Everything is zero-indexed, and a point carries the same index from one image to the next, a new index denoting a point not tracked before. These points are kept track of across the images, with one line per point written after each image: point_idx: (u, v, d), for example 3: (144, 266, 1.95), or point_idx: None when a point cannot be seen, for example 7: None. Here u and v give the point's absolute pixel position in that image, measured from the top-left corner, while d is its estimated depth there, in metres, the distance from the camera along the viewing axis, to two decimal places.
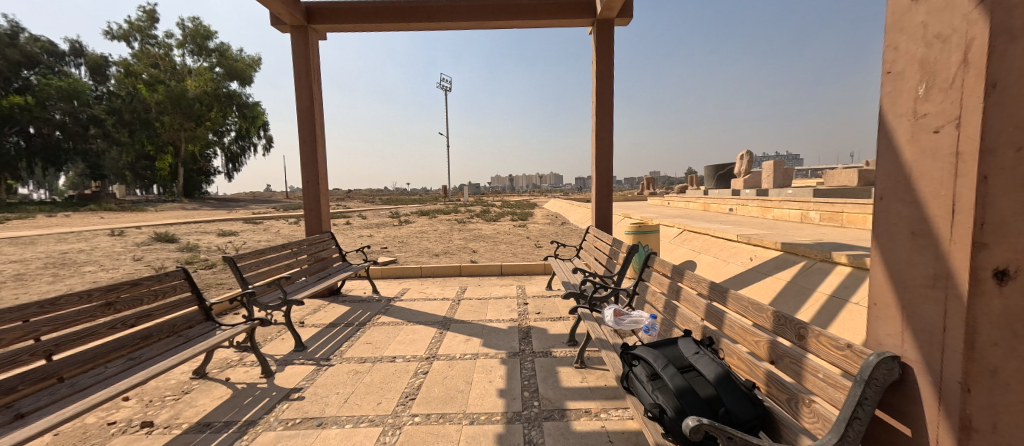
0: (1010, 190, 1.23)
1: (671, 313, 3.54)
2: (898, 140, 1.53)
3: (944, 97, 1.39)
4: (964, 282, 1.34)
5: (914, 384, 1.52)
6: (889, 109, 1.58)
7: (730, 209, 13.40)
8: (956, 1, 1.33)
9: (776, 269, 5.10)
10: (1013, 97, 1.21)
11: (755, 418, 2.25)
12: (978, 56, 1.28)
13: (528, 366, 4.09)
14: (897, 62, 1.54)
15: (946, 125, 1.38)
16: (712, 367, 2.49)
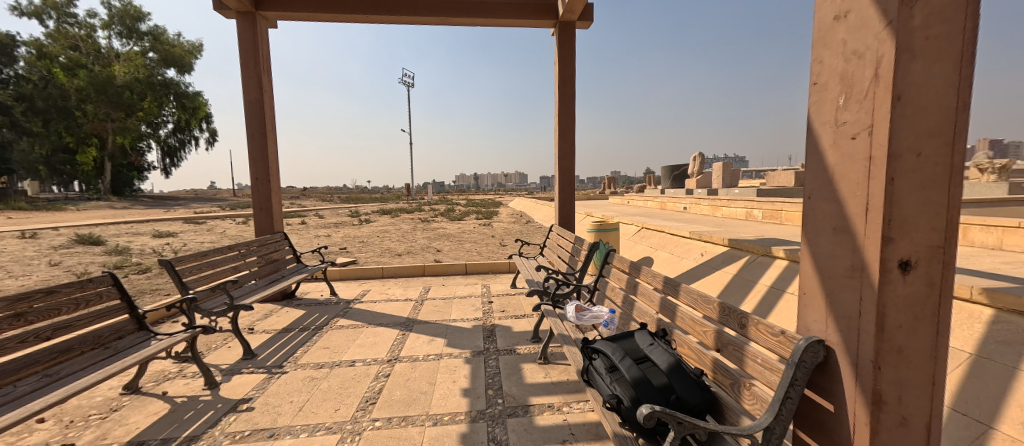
0: (913, 190, 1.45)
1: (629, 307, 3.69)
2: (823, 145, 1.70)
3: (860, 107, 1.55)
4: (876, 273, 1.51)
5: (835, 364, 1.69)
6: (815, 117, 1.74)
7: (683, 207, 14.11)
8: (870, 22, 1.49)
9: (725, 263, 5.44)
10: (913, 111, 1.43)
11: (704, 403, 2.40)
12: (887, 72, 1.44)
13: (492, 364, 4.12)
14: (822, 74, 1.70)
15: (862, 132, 1.54)
16: (665, 357, 2.62)
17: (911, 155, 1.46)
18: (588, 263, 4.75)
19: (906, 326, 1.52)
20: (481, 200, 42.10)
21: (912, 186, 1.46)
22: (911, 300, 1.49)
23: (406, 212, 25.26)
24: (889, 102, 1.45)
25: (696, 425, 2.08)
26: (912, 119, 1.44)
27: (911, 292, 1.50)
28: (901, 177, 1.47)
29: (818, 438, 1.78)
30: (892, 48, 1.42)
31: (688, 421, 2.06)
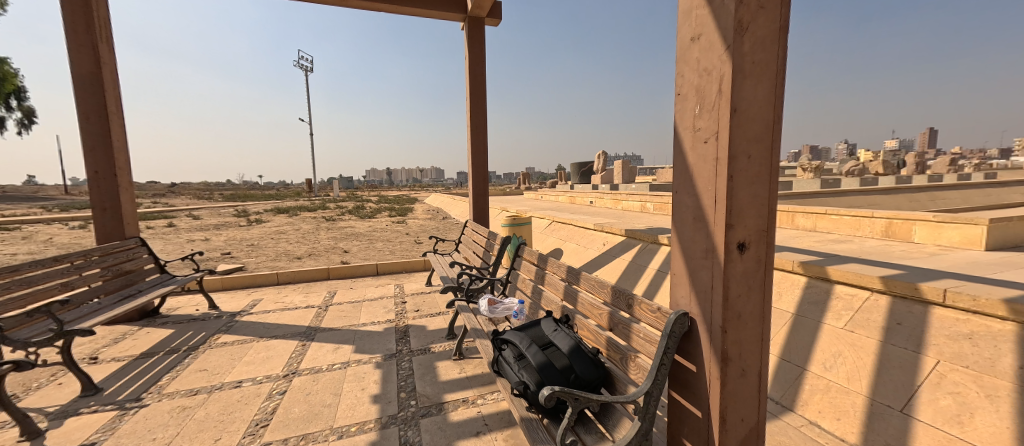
0: (745, 187, 1.82)
1: (538, 297, 3.88)
2: (685, 147, 2.00)
3: (709, 116, 1.85)
4: (722, 254, 1.83)
5: (696, 332, 2.01)
6: (680, 122, 2.04)
7: (588, 202, 15.20)
8: (714, 46, 1.79)
9: (622, 251, 6.02)
10: (745, 122, 1.78)
11: (599, 378, 2.65)
12: (727, 88, 1.75)
13: (405, 366, 4.00)
14: (683, 86, 1.99)
15: (711, 137, 1.85)
16: (567, 341, 2.83)
17: (744, 157, 1.81)
18: (501, 257, 4.86)
19: (743, 295, 1.89)
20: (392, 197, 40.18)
21: (745, 183, 1.82)
22: (745, 274, 1.88)
23: (306, 210, 23.00)
24: (729, 113, 1.76)
25: (590, 399, 2.29)
26: (744, 128, 1.79)
27: (745, 267, 1.88)
28: (738, 175, 1.81)
29: (686, 395, 2.11)
30: (730, 69, 1.72)
31: (583, 396, 2.26)
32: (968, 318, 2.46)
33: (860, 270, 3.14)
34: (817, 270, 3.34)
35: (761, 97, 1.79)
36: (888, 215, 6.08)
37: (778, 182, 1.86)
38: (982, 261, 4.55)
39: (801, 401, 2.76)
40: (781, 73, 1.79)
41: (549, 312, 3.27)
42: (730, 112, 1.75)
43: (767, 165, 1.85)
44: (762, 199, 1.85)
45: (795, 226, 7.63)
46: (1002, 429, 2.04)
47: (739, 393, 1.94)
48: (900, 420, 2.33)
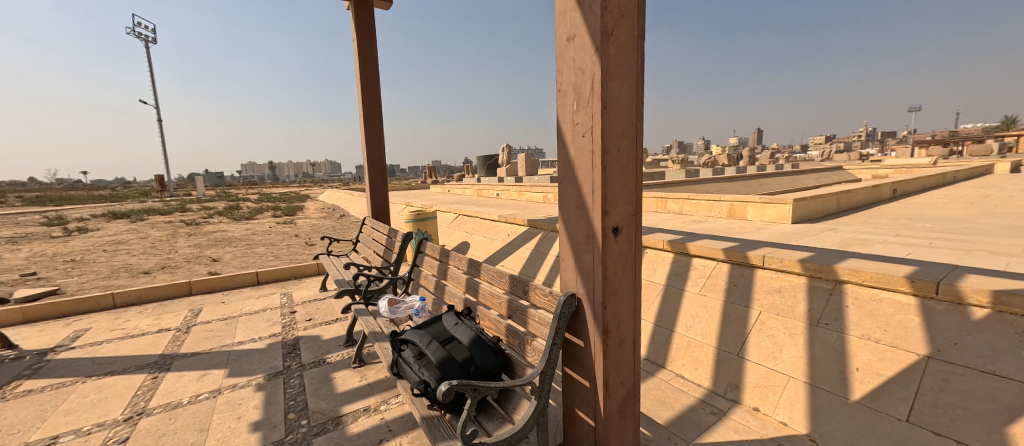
0: (616, 177, 2.02)
1: (442, 292, 3.76)
2: (567, 141, 2.14)
3: (585, 112, 2.00)
4: (600, 238, 2.01)
5: (583, 311, 2.18)
6: (562, 118, 2.16)
7: (492, 194, 15.41)
8: (586, 49, 1.93)
9: (525, 241, 6.21)
10: (613, 119, 1.96)
11: (498, 366, 2.70)
12: (597, 88, 1.91)
13: (295, 383, 3.58)
14: (563, 84, 2.12)
15: (587, 132, 2.00)
16: (467, 333, 2.83)
17: (614, 151, 2.00)
18: (401, 254, 4.61)
19: (618, 273, 2.11)
20: (273, 195, 35.46)
21: (616, 174, 2.02)
22: (619, 254, 2.10)
23: (158, 213, 19.06)
24: (600, 110, 1.92)
25: (489, 387, 2.32)
26: (612, 124, 1.98)
27: (619, 249, 2.10)
28: (610, 166, 1.99)
29: (576, 369, 2.29)
30: (600, 70, 1.88)
31: (481, 385, 2.28)
32: (779, 276, 3.11)
33: (710, 243, 3.68)
34: (680, 246, 3.80)
35: (625, 98, 2.00)
36: (732, 199, 7.44)
37: (642, 173, 2.11)
38: (797, 232, 5.77)
39: (670, 358, 3.22)
40: (639, 77, 2.02)
41: (451, 306, 3.22)
42: (601, 110, 1.92)
43: (631, 157, 2.08)
44: (630, 188, 2.08)
45: (668, 210, 8.74)
46: (800, 358, 2.67)
47: (618, 361, 2.17)
48: (737, 362, 2.89)
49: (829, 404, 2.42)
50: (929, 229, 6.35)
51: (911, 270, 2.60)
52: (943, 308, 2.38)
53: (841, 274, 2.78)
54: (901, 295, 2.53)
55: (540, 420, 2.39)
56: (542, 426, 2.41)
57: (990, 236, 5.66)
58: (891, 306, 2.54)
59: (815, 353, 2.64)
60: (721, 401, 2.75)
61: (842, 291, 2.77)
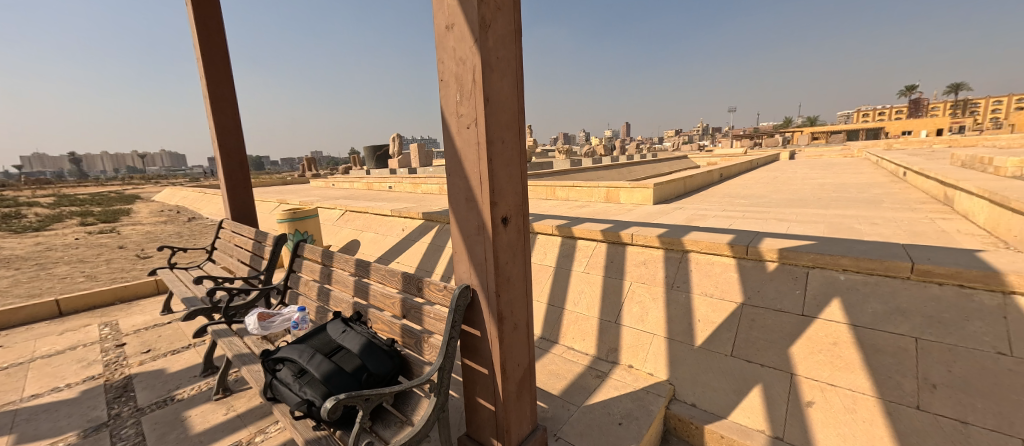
0: (503, 168, 1.90)
1: (327, 300, 3.28)
2: (450, 130, 1.94)
3: (469, 103, 1.82)
4: (490, 231, 1.88)
5: (478, 304, 2.03)
6: (444, 105, 1.95)
7: (385, 187, 14.44)
8: (463, 33, 1.74)
9: (421, 234, 5.88)
10: (497, 109, 1.82)
11: (395, 368, 2.42)
12: (479, 79, 1.74)
13: (130, 432, 2.77)
14: (442, 68, 1.89)
15: (472, 124, 1.82)
16: (357, 341, 2.48)
17: (500, 142, 1.87)
18: (274, 260, 3.93)
19: (510, 262, 2.01)
20: (18, 202, 25.60)
21: (503, 165, 1.90)
22: (510, 245, 2.00)
23: None
24: (483, 103, 1.75)
25: (382, 393, 2.05)
26: (497, 116, 1.83)
27: (510, 239, 1.99)
28: (497, 158, 1.85)
29: (473, 359, 2.14)
30: (481, 61, 1.71)
31: (374, 393, 2.00)
32: (643, 251, 3.36)
33: (592, 226, 3.83)
34: (567, 231, 3.88)
35: (508, 89, 1.87)
36: (608, 185, 8.24)
37: (528, 163, 2.02)
38: (663, 212, 6.45)
39: (561, 333, 3.28)
40: (519, 68, 1.92)
41: (337, 313, 2.83)
42: (485, 102, 1.75)
43: (517, 149, 1.97)
44: (517, 179, 1.98)
45: (557, 197, 9.21)
46: (661, 317, 2.94)
47: (513, 347, 2.07)
48: (614, 328, 3.07)
49: (681, 352, 2.70)
50: (755, 203, 7.71)
51: (735, 238, 3.03)
52: (753, 266, 2.83)
53: (687, 246, 3.12)
54: (728, 259, 2.94)
55: (441, 416, 2.19)
56: (444, 423, 2.21)
57: (794, 206, 7.08)
58: (721, 268, 2.94)
59: (669, 311, 2.93)
60: (603, 364, 2.88)
61: (687, 260, 3.11)
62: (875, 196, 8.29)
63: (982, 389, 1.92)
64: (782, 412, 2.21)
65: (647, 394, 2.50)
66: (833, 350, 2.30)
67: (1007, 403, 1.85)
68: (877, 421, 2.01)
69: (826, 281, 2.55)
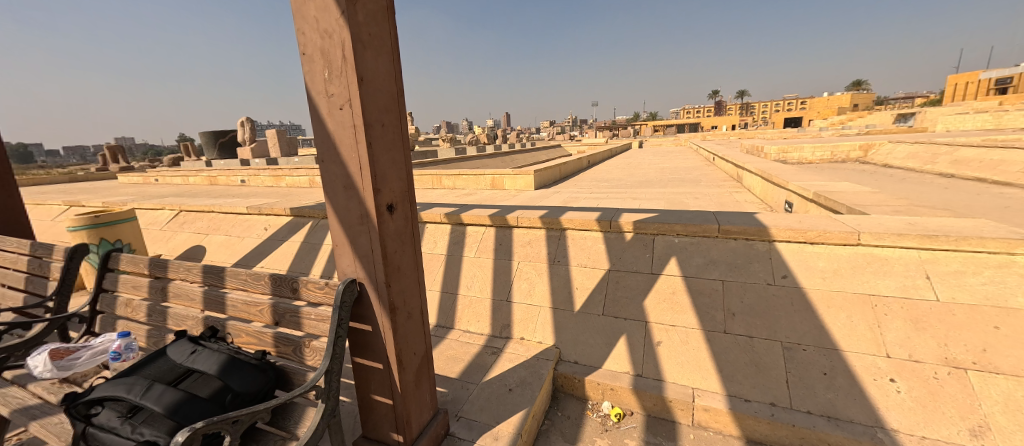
0: (384, 152, 1.85)
1: (161, 318, 2.56)
2: (322, 113, 1.80)
3: (340, 83, 1.72)
4: (375, 217, 1.83)
5: (366, 294, 1.96)
6: (310, 85, 1.79)
7: (237, 180, 12.32)
8: (329, 6, 1.61)
9: (290, 233, 5.13)
10: (372, 91, 1.76)
11: (268, 384, 2.10)
12: (350, 56, 1.65)
13: None
14: (306, 43, 1.73)
15: (345, 105, 1.73)
16: (214, 360, 2.09)
17: (378, 125, 1.81)
18: (67, 280, 2.94)
19: (398, 249, 1.99)
20: None
21: (383, 149, 1.85)
22: (397, 231, 1.97)
23: None
24: (357, 82, 1.68)
25: (257, 411, 1.75)
26: (373, 97, 1.78)
27: (396, 226, 1.97)
28: (376, 142, 1.80)
29: (365, 354, 2.06)
30: (350, 37, 1.63)
31: (247, 410, 1.70)
32: (527, 232, 3.68)
33: (479, 211, 4.00)
34: (456, 218, 3.98)
35: (383, 69, 1.82)
36: (493, 173, 8.56)
37: (410, 147, 2.01)
38: (543, 196, 6.89)
39: (457, 319, 3.37)
40: (394, 48, 1.87)
41: (181, 332, 2.31)
42: (359, 82, 1.69)
43: (397, 133, 1.94)
44: (399, 164, 1.96)
45: (443, 186, 9.19)
46: (547, 289, 3.28)
47: (408, 334, 2.06)
48: (506, 305, 3.30)
49: (563, 318, 3.07)
50: (615, 185, 8.91)
51: (602, 215, 3.54)
52: (616, 238, 3.36)
53: (564, 224, 3.53)
54: (597, 234, 3.43)
55: (332, 422, 2.05)
56: (336, 429, 2.08)
57: (643, 186, 8.41)
58: (592, 241, 3.42)
59: (552, 283, 3.29)
60: (498, 340, 3.08)
61: (565, 237, 3.52)
62: (699, 177, 10.30)
63: (760, 310, 2.66)
64: (640, 355, 2.71)
65: (538, 360, 2.78)
66: (672, 298, 2.90)
67: (773, 317, 2.61)
68: (701, 347, 2.62)
69: (666, 245, 3.18)
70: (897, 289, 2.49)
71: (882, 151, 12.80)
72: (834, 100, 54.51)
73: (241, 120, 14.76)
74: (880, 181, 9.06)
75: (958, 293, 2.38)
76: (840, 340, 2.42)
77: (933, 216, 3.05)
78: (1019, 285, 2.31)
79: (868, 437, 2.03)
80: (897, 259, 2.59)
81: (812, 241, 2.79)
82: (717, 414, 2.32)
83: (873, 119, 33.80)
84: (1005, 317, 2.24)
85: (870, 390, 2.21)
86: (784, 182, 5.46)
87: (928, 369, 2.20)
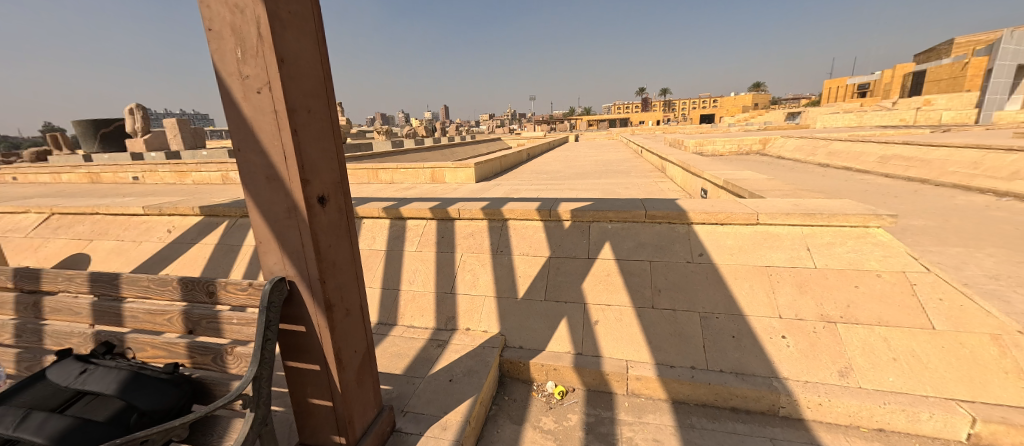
0: (311, 140, 1.70)
1: (34, 338, 2.13)
2: (235, 96, 1.61)
3: (256, 63, 1.55)
4: (305, 210, 1.67)
5: (298, 294, 1.79)
6: (220, 66, 1.59)
7: (131, 177, 10.74)
8: None
9: (201, 235, 4.59)
10: (295, 73, 1.61)
11: (184, 398, 1.80)
12: (266, 34, 1.50)
13: None
14: (212, 19, 1.54)
15: (263, 88, 1.57)
16: (112, 379, 1.76)
17: (303, 111, 1.67)
18: None
19: (333, 244, 1.84)
20: None
21: (311, 137, 1.70)
22: (330, 225, 1.82)
23: None
24: (276, 63, 1.53)
25: (171, 428, 1.48)
26: (297, 80, 1.62)
27: (330, 219, 1.82)
28: (302, 129, 1.65)
29: (297, 357, 1.89)
30: (267, 12, 1.48)
31: (158, 429, 1.39)
32: (469, 223, 3.72)
33: (419, 205, 3.94)
34: (395, 212, 3.88)
35: (307, 51, 1.68)
36: (432, 166, 8.43)
37: (342, 136, 1.86)
38: (482, 189, 6.93)
39: (399, 315, 3.32)
40: (319, 28, 1.73)
41: (64, 352, 1.93)
42: (278, 62, 1.53)
43: (326, 120, 1.80)
44: (330, 152, 1.81)
45: (380, 180, 8.86)
46: (490, 279, 3.35)
47: (348, 334, 1.92)
48: (450, 297, 3.32)
49: (507, 305, 3.17)
50: (552, 177, 9.23)
51: (541, 205, 3.69)
52: (555, 226, 3.52)
53: (506, 215, 3.62)
54: (537, 223, 3.57)
55: (265, 431, 1.81)
56: (269, 438, 1.85)
57: (578, 178, 8.83)
58: (533, 230, 3.55)
59: (495, 273, 3.37)
60: (444, 333, 3.09)
61: (507, 227, 3.62)
62: (627, 168, 11.00)
63: (681, 286, 2.97)
64: (580, 334, 2.90)
65: (484, 348, 2.85)
66: (607, 279, 3.12)
67: (692, 291, 2.93)
68: (633, 322, 2.86)
69: (601, 231, 3.41)
70: (787, 260, 2.93)
71: (777, 145, 14.69)
72: (739, 99, 60.96)
73: (131, 106, 12.82)
74: (775, 170, 10.41)
75: (831, 261, 2.87)
76: (744, 307, 2.79)
77: (814, 198, 3.62)
78: (872, 252, 2.85)
79: (767, 386, 2.38)
80: (786, 235, 3.04)
81: (722, 222, 3.17)
82: (648, 381, 2.56)
83: (769, 117, 38.50)
84: (863, 278, 2.75)
85: (768, 347, 2.59)
86: (700, 172, 6.07)
87: (810, 325, 2.62)
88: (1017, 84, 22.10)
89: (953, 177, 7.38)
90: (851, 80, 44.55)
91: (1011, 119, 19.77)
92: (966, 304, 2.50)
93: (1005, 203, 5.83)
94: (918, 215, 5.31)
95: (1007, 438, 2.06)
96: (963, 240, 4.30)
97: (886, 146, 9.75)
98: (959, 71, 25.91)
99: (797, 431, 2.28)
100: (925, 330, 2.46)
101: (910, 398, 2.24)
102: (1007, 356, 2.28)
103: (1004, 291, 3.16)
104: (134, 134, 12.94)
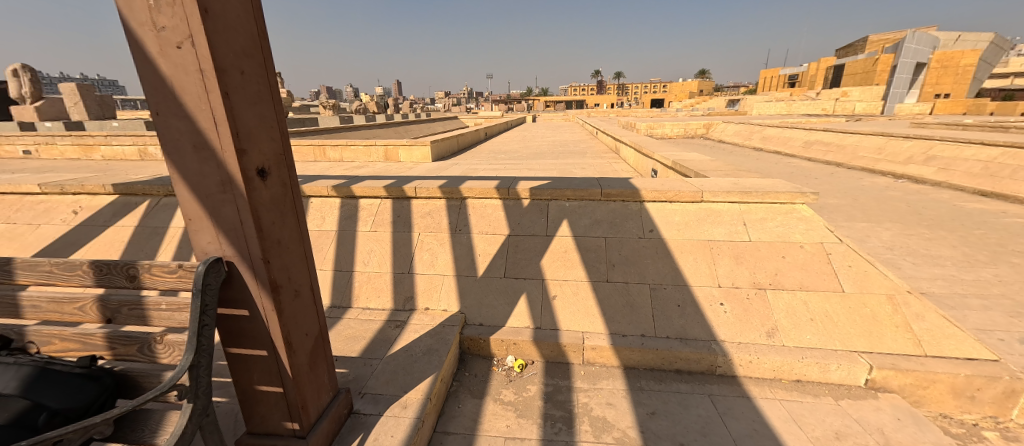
0: (246, 104, 1.56)
1: None
2: (149, 52, 1.43)
3: (173, 12, 1.39)
4: (242, 183, 1.55)
5: (238, 276, 1.67)
6: (128, 14, 1.41)
7: (21, 151, 9.26)
8: None
9: (118, 217, 4.10)
10: (220, 25, 1.44)
11: (104, 394, 1.65)
12: None
13: None
14: None
15: (185, 42, 1.41)
16: (12, 377, 1.55)
17: (235, 72, 1.52)
18: None
19: (277, 222, 1.72)
20: None
21: (245, 103, 1.57)
22: (270, 199, 1.69)
23: None
24: (199, 13, 1.37)
25: (97, 425, 1.33)
26: (226, 36, 1.47)
27: (271, 195, 1.70)
28: (235, 92, 1.51)
29: (240, 342, 1.78)
30: None
31: (75, 427, 1.23)
32: (427, 202, 3.65)
33: (372, 183, 3.79)
34: (346, 190, 3.70)
35: (237, 5, 1.52)
36: (384, 143, 8.07)
37: (282, 102, 1.73)
38: (440, 168, 6.77)
39: (354, 297, 3.21)
40: None
41: None
42: (201, 13, 1.38)
43: (263, 83, 1.65)
44: (268, 120, 1.67)
45: (328, 158, 8.36)
46: (448, 259, 3.33)
47: (297, 316, 1.84)
48: (408, 278, 3.27)
49: (467, 284, 3.17)
50: (510, 157, 9.21)
51: (500, 184, 3.70)
52: (514, 204, 3.55)
53: (464, 194, 3.59)
54: (496, 201, 3.59)
55: (205, 423, 1.67)
56: (212, 429, 1.71)
57: (535, 158, 8.87)
58: (492, 209, 3.56)
59: (454, 252, 3.35)
60: (401, 313, 3.04)
61: (465, 205, 3.60)
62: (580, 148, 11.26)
63: (633, 260, 3.14)
64: (538, 309, 2.99)
65: (444, 327, 2.85)
66: (565, 256, 3.22)
67: (642, 265, 3.11)
68: (588, 296, 3.00)
69: (559, 209, 3.50)
70: (726, 234, 3.19)
71: (719, 129, 15.62)
72: (683, 84, 63.80)
73: (14, 67, 10.89)
74: (716, 153, 11.10)
75: (763, 235, 3.16)
76: (688, 277, 3.01)
77: (750, 178, 3.91)
78: (797, 226, 3.17)
79: (707, 349, 2.62)
80: (726, 212, 3.29)
81: (671, 200, 3.36)
82: (602, 350, 2.71)
83: (712, 104, 40.56)
84: (788, 249, 3.06)
85: (708, 313, 2.83)
86: (652, 153, 6.30)
87: (743, 292, 2.90)
88: (914, 80, 25.00)
89: (862, 161, 8.30)
90: (781, 71, 48.03)
91: (908, 113, 22.44)
92: (870, 270, 2.87)
93: (901, 184, 6.68)
94: (834, 195, 5.96)
95: (895, 381, 2.43)
96: (868, 216, 4.90)
97: (810, 132, 10.71)
98: (870, 66, 28.80)
99: (731, 387, 2.54)
100: (837, 293, 2.81)
101: (823, 353, 2.56)
102: (899, 313, 2.66)
103: (898, 259, 3.67)
104: (20, 101, 11.06)
